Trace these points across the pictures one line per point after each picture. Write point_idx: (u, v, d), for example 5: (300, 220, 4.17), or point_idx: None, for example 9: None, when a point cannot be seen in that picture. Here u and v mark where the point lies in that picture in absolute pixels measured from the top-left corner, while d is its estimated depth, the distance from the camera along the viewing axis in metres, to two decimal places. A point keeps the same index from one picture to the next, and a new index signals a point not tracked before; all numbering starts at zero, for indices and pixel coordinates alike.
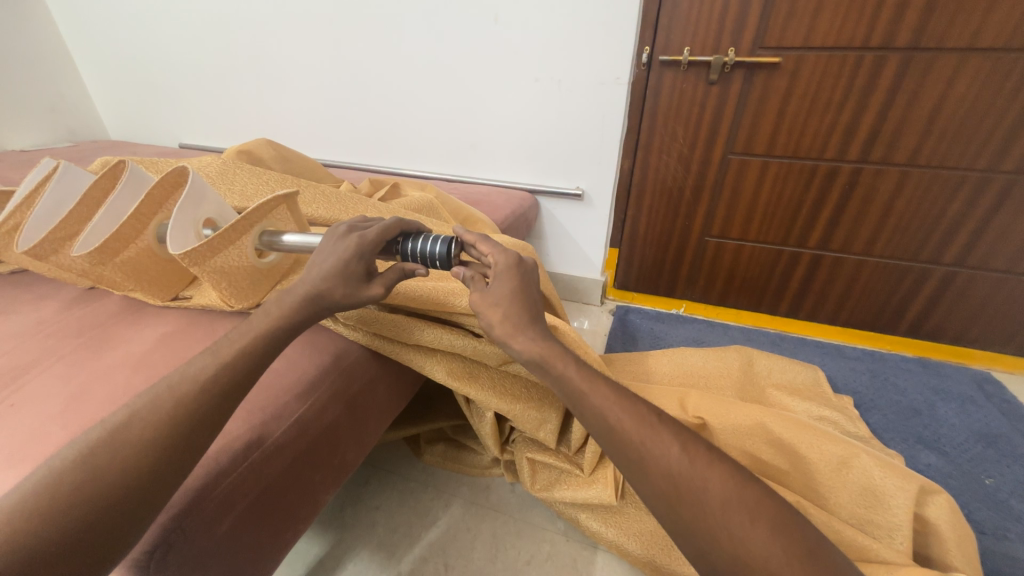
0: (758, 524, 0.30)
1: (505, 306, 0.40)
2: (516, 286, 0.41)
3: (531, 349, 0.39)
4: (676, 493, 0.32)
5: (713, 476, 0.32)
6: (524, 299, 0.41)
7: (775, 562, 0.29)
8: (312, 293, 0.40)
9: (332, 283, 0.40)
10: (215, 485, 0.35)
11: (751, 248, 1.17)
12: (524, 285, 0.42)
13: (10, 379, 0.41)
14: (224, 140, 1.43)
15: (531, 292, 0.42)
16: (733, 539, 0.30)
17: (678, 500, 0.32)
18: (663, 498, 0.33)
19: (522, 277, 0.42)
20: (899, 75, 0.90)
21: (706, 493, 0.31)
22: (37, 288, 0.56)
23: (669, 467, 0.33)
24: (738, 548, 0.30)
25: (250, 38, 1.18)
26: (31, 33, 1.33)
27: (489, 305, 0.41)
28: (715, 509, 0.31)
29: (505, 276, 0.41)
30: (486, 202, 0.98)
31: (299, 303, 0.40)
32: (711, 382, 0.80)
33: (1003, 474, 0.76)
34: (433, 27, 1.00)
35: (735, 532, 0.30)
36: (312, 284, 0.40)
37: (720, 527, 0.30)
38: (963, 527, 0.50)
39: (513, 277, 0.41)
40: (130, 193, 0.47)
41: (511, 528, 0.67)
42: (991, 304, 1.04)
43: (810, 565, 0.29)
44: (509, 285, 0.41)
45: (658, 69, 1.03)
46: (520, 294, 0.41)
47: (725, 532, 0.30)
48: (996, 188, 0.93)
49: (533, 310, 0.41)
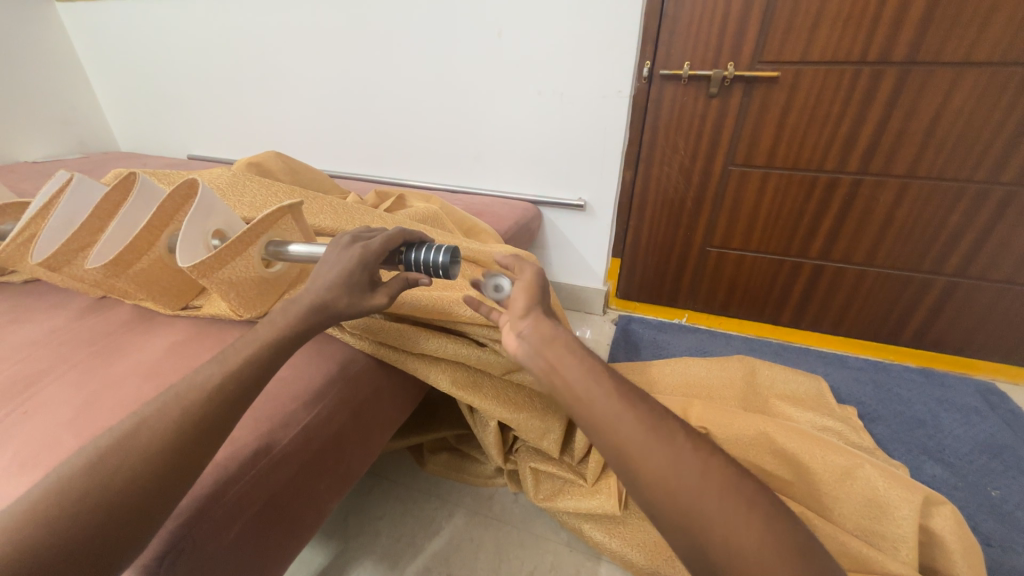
0: (752, 525, 0.30)
1: (515, 305, 0.43)
2: (526, 289, 0.44)
3: (535, 343, 0.40)
4: (674, 499, 0.32)
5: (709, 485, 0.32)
6: (533, 300, 0.43)
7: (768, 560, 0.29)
8: (319, 298, 0.40)
9: (337, 293, 0.40)
10: (223, 493, 0.35)
11: (753, 258, 1.18)
12: (532, 289, 0.44)
13: (24, 386, 0.42)
14: (230, 151, 1.46)
15: (540, 296, 0.44)
16: (726, 538, 0.30)
17: (675, 506, 0.32)
18: (660, 506, 0.32)
19: (531, 282, 0.45)
20: (895, 89, 0.91)
21: (703, 500, 0.32)
22: (51, 296, 0.58)
23: (668, 472, 0.32)
24: (736, 555, 0.30)
25: (258, 51, 1.21)
26: (43, 48, 1.36)
27: (502, 306, 0.44)
28: (709, 508, 0.31)
29: (518, 279, 0.45)
30: (489, 212, 1.00)
31: (304, 309, 0.40)
32: (714, 393, 0.80)
33: (1009, 486, 0.76)
34: (438, 41, 1.02)
35: (733, 536, 0.30)
36: (318, 292, 0.40)
37: (718, 536, 0.30)
38: (970, 540, 0.50)
39: (523, 281, 0.44)
40: (141, 205, 0.48)
41: (514, 538, 0.66)
42: (994, 315, 1.04)
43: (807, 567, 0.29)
44: (519, 288, 0.44)
45: (659, 82, 1.04)
46: (529, 296, 0.43)
47: (724, 538, 0.30)
48: (995, 200, 0.94)
49: (540, 310, 0.43)
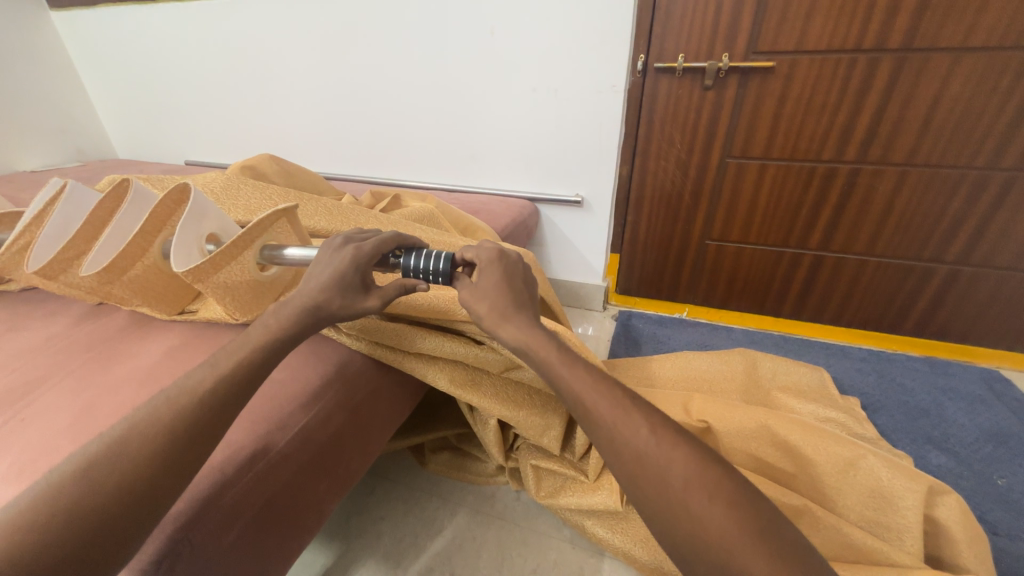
0: (717, 504, 0.30)
1: (491, 298, 0.41)
2: (500, 279, 0.41)
3: (518, 336, 0.39)
4: (643, 476, 0.32)
5: (678, 459, 0.32)
6: (511, 290, 0.41)
7: (729, 537, 0.29)
8: (310, 299, 0.40)
9: (328, 293, 0.40)
10: (221, 496, 0.35)
11: (752, 250, 1.17)
12: (510, 273, 0.42)
13: (22, 394, 0.42)
14: (226, 155, 1.46)
15: (517, 284, 0.42)
16: (691, 515, 0.30)
17: (644, 483, 0.32)
18: (633, 484, 0.33)
19: (505, 270, 0.42)
20: (892, 77, 0.90)
21: (667, 474, 0.31)
22: (47, 304, 0.58)
23: (640, 454, 0.32)
24: (698, 526, 0.30)
25: (252, 55, 1.21)
26: (36, 56, 1.36)
27: (476, 298, 0.41)
28: (676, 488, 0.31)
29: (489, 268, 0.42)
30: (486, 210, 0.99)
31: (296, 310, 0.40)
32: (715, 386, 0.80)
33: (1016, 474, 0.75)
34: (431, 40, 1.01)
35: (698, 513, 0.30)
36: (309, 294, 0.40)
37: (682, 507, 0.30)
38: (976, 529, 0.50)
39: (496, 269, 0.42)
40: (134, 211, 0.48)
41: (517, 537, 0.66)
42: (997, 302, 1.03)
43: (771, 549, 0.28)
44: (494, 278, 0.41)
45: (653, 76, 1.04)
46: (506, 285, 0.41)
47: (688, 515, 0.30)
48: (996, 186, 0.93)
49: (523, 300, 0.42)
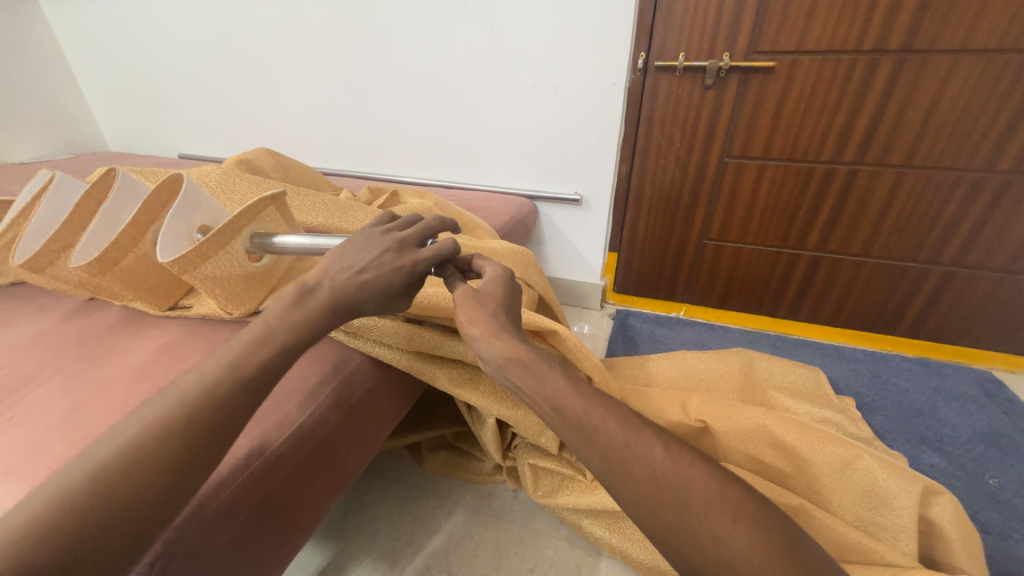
0: (741, 524, 0.30)
1: (492, 307, 0.39)
2: (504, 292, 0.40)
3: (513, 349, 0.36)
4: (662, 498, 0.31)
5: (697, 476, 0.32)
6: (512, 305, 0.40)
7: (758, 561, 0.29)
8: (341, 298, 0.38)
9: (365, 297, 0.38)
10: (215, 497, 0.34)
11: (750, 250, 1.17)
12: (517, 294, 0.42)
13: (10, 392, 0.41)
14: (221, 149, 1.43)
15: (518, 304, 0.42)
16: (715, 539, 0.30)
17: (658, 501, 0.31)
18: (639, 494, 0.32)
19: (514, 287, 0.41)
20: (891, 79, 0.91)
21: (683, 491, 0.31)
22: (37, 299, 0.56)
23: (656, 474, 0.32)
24: (722, 550, 0.30)
25: (249, 48, 1.19)
26: (27, 46, 1.33)
27: (472, 303, 0.39)
28: (698, 509, 0.31)
29: (497, 280, 0.41)
30: (485, 208, 0.98)
31: (322, 304, 0.38)
32: (712, 386, 0.80)
33: (1007, 474, 0.76)
34: (431, 33, 1.00)
35: (724, 538, 0.30)
36: (342, 292, 0.38)
37: (704, 528, 0.30)
38: (968, 528, 0.50)
39: (504, 282, 0.41)
40: (124, 201, 0.46)
41: (514, 536, 0.66)
42: (991, 304, 1.04)
43: (797, 569, 0.29)
44: (499, 292, 0.40)
45: (654, 74, 1.03)
46: (508, 298, 0.40)
47: (715, 541, 0.30)
48: (991, 188, 0.94)
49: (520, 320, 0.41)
